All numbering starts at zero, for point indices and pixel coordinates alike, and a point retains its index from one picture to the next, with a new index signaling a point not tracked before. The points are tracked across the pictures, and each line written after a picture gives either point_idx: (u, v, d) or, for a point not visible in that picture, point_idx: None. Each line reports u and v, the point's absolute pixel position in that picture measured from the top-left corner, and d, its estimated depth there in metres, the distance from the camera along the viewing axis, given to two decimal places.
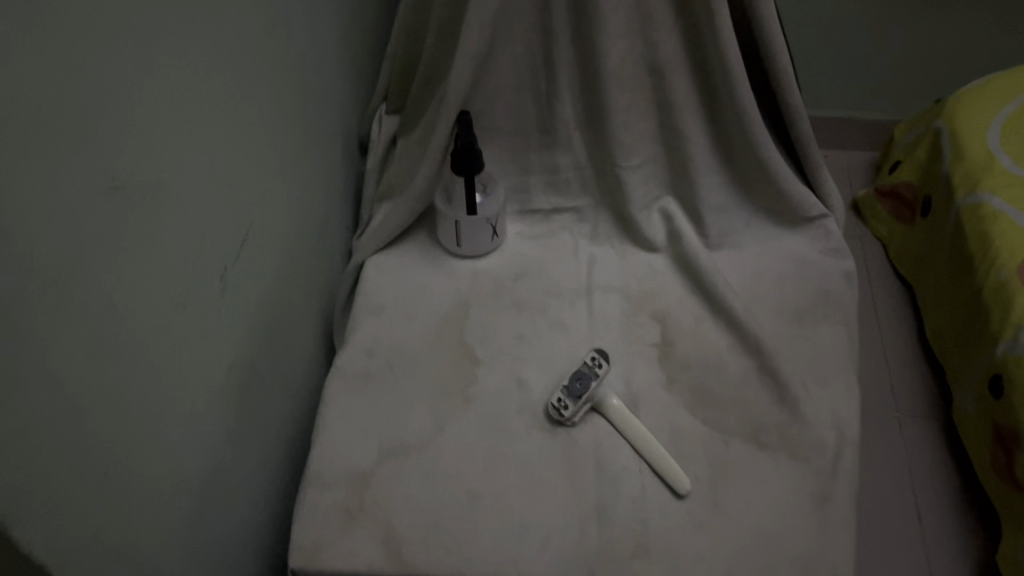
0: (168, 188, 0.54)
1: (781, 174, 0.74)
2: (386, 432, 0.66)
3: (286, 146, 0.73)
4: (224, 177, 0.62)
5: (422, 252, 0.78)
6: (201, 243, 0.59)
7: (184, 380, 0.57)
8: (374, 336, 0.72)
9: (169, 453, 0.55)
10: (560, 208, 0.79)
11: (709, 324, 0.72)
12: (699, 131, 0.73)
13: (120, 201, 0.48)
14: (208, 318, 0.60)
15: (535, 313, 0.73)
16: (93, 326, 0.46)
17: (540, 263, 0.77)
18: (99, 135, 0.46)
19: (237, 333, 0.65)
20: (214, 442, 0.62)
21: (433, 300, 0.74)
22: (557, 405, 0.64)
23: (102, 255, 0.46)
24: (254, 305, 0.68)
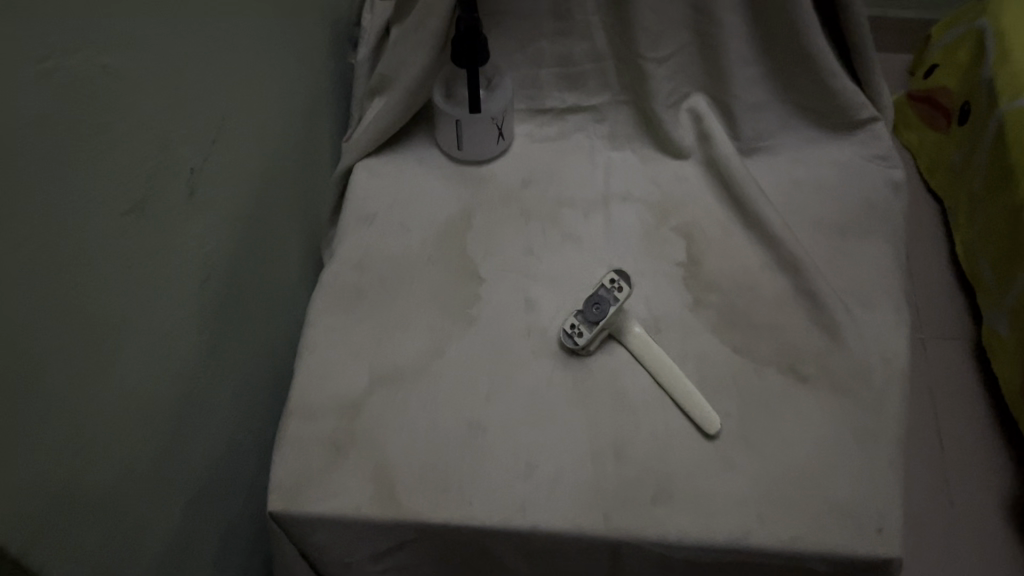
0: (117, 75, 0.45)
1: (830, 65, 0.64)
2: (378, 357, 0.59)
3: (264, 31, 0.64)
4: (185, 59, 0.52)
5: (420, 156, 0.70)
6: (164, 142, 0.50)
7: (138, 298, 0.49)
8: (364, 247, 0.64)
9: (119, 385, 0.48)
10: (574, 107, 0.70)
11: (743, 238, 0.64)
12: (739, 16, 0.63)
13: (55, 93, 0.40)
14: (173, 229, 0.53)
15: (546, 224, 0.65)
16: (21, 238, 0.38)
17: (551, 167, 0.68)
18: (22, 7, 0.37)
19: (207, 243, 0.57)
20: (180, 369, 0.54)
21: (432, 209, 0.66)
22: (569, 332, 0.57)
23: (30, 153, 0.39)
24: (228, 210, 0.60)
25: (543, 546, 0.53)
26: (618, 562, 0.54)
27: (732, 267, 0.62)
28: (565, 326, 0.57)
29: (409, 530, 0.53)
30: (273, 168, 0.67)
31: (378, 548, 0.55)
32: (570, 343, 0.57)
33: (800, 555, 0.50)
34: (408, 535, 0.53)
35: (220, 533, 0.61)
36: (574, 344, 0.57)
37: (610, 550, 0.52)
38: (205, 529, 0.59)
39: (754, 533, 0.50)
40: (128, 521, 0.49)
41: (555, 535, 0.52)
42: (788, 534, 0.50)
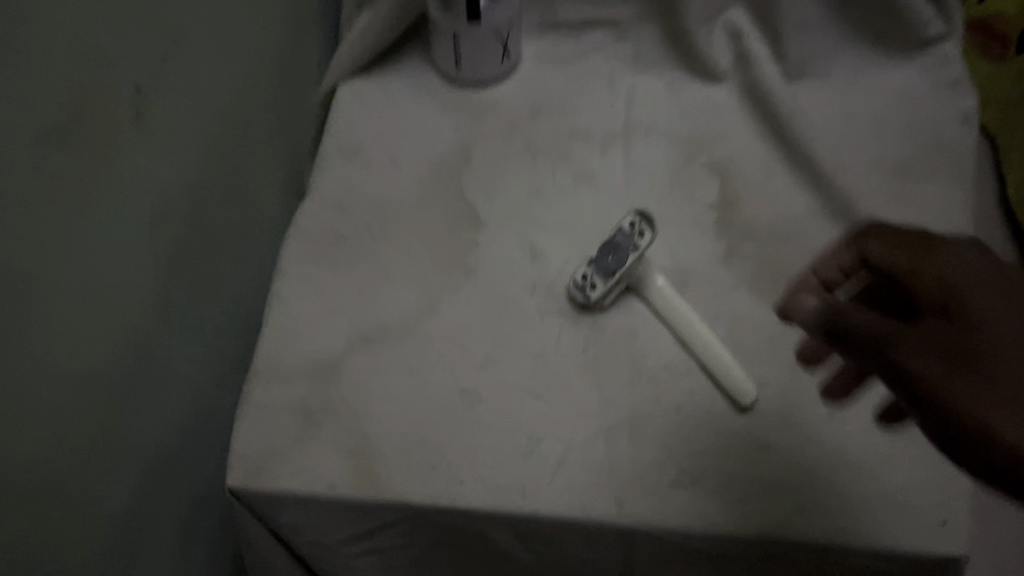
0: None
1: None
2: (360, 312, 0.51)
3: None
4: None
5: (412, 75, 0.61)
6: (100, 51, 0.42)
7: (65, 241, 0.41)
8: (346, 184, 0.56)
9: (46, 345, 0.40)
10: (593, 23, 0.60)
11: (785, 179, 0.55)
12: None
13: None
14: (116, 158, 0.44)
15: (556, 159, 0.56)
16: None
17: (565, 93, 0.59)
18: None
19: (159, 175, 0.48)
20: (129, 322, 0.46)
21: (425, 141, 0.58)
22: (581, 285, 0.50)
23: None
24: (189, 138, 0.51)
25: (546, 534, 0.45)
26: (632, 555, 0.46)
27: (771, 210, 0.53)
28: (576, 276, 0.50)
29: (390, 513, 0.45)
30: (244, 90, 0.58)
31: (357, 531, 0.48)
32: (580, 298, 0.49)
33: (848, 554, 0.42)
34: (390, 518, 0.46)
35: (182, 507, 0.54)
36: (585, 300, 0.49)
37: (623, 542, 0.45)
38: (164, 502, 0.52)
39: (795, 525, 0.43)
40: (60, 501, 0.42)
41: (559, 523, 0.44)
42: (832, 529, 0.42)
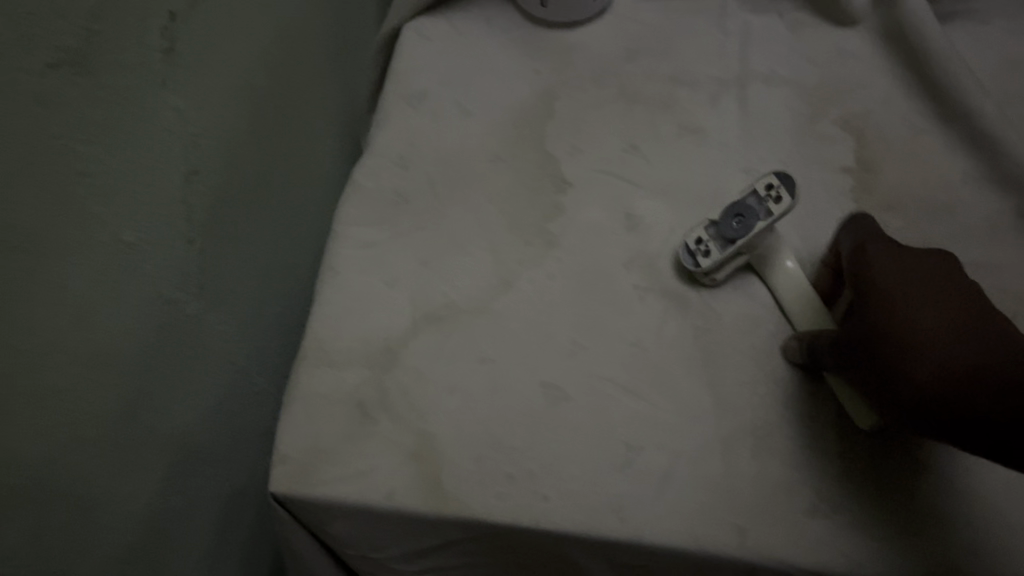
0: None
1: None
2: (423, 288, 0.43)
3: None
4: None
5: (488, 14, 0.52)
6: None
7: (78, 190, 0.33)
8: (411, 137, 0.48)
9: (48, 316, 0.33)
10: None
11: (936, 139, 0.45)
12: None
13: None
14: (139, 99, 0.37)
15: (656, 112, 0.48)
16: None
17: (665, 34, 0.50)
18: None
19: (193, 120, 0.41)
20: (155, 291, 0.39)
21: (501, 87, 0.50)
22: (693, 248, 0.41)
23: None
24: (229, 78, 0.44)
25: (645, 563, 0.37)
26: None
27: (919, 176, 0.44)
28: (688, 240, 0.41)
29: (458, 530, 0.38)
30: (294, 26, 0.50)
31: (417, 546, 0.40)
32: (688, 266, 0.41)
33: None
34: (456, 536, 0.39)
35: (217, 504, 0.47)
36: (693, 268, 0.41)
37: None
38: (195, 498, 0.45)
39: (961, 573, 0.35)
40: (67, 502, 0.35)
41: (664, 552, 0.36)
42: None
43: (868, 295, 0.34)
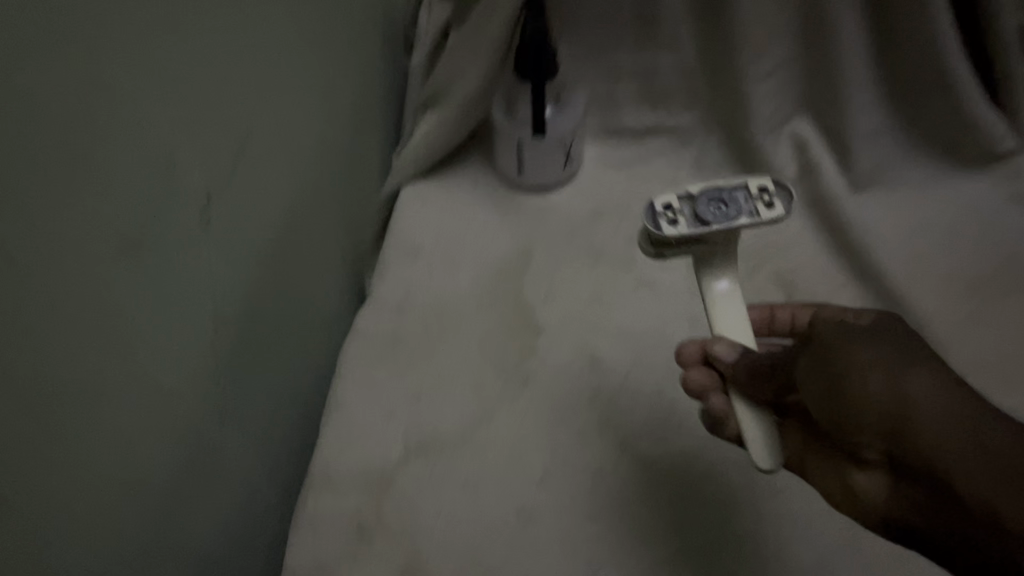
0: (165, 86, 0.38)
1: (966, 91, 0.54)
2: (417, 420, 0.50)
3: (307, 37, 0.56)
4: (228, 45, 0.44)
5: (475, 179, 0.62)
6: (204, 164, 0.43)
7: (153, 340, 0.40)
8: (408, 286, 0.56)
9: (121, 448, 0.39)
10: (655, 129, 0.61)
11: (854, 295, 0.54)
12: (857, 32, 0.54)
13: (87, 118, 0.32)
14: (201, 267, 0.44)
15: (618, 267, 0.57)
16: (39, 295, 0.31)
17: (625, 200, 0.60)
18: (54, 25, 0.30)
19: (231, 276, 0.49)
20: (194, 421, 0.46)
21: (487, 242, 0.58)
22: (661, 209, 0.43)
23: (57, 192, 0.31)
24: (257, 240, 0.52)
25: None
26: None
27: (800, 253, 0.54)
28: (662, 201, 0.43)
29: None
30: (310, 189, 0.59)
31: None
32: (649, 220, 0.43)
33: None
34: None
35: None
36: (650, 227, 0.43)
37: None
38: None
39: None
40: None
41: None
42: None
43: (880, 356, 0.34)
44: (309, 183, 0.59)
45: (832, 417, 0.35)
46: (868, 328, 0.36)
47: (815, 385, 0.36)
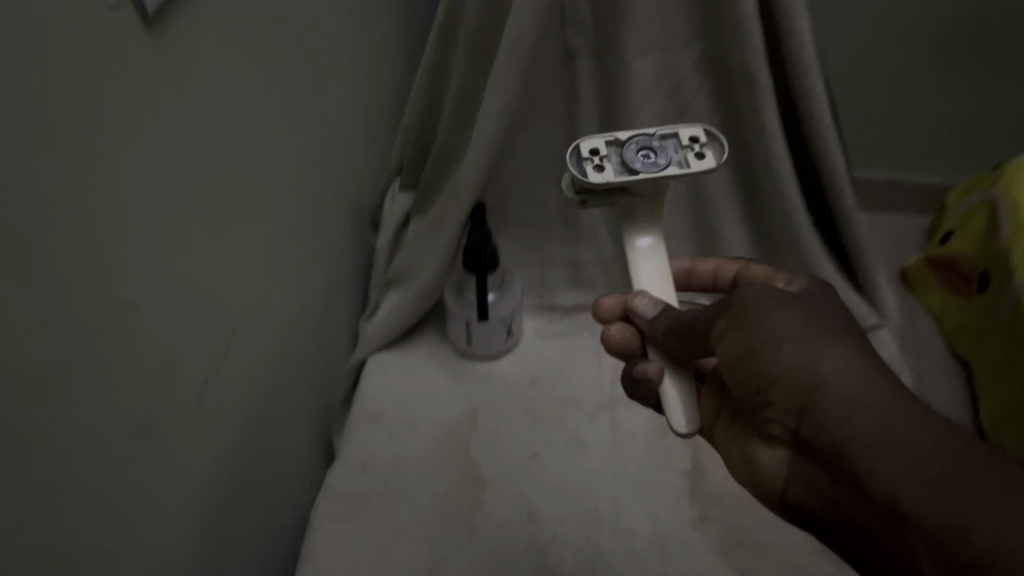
0: (183, 266, 0.53)
1: (832, 275, 0.74)
2: (377, 565, 0.59)
3: (306, 231, 0.72)
4: (238, 235, 0.61)
5: (431, 350, 0.74)
6: (203, 329, 0.56)
7: (157, 459, 0.52)
8: (370, 450, 0.66)
9: (151, 514, 0.52)
10: (583, 306, 0.78)
11: None
12: (742, 238, 0.76)
13: (125, 299, 0.48)
14: (198, 419, 0.56)
15: (553, 426, 0.69)
16: (69, 426, 0.43)
17: (559, 369, 0.74)
18: (121, 224, 0.47)
19: (227, 433, 0.60)
20: (208, 516, 0.59)
21: (439, 406, 0.70)
22: (588, 152, 0.56)
23: (89, 350, 0.45)
24: (257, 400, 0.65)
25: None
26: None
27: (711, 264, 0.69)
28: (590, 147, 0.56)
29: None
30: (296, 360, 0.72)
31: None
32: (574, 161, 0.56)
33: None
34: None
35: None
36: (582, 166, 0.55)
37: None
38: None
39: None
40: None
41: None
42: None
43: (801, 333, 0.48)
44: (311, 339, 0.75)
45: (737, 373, 0.51)
46: (786, 302, 0.51)
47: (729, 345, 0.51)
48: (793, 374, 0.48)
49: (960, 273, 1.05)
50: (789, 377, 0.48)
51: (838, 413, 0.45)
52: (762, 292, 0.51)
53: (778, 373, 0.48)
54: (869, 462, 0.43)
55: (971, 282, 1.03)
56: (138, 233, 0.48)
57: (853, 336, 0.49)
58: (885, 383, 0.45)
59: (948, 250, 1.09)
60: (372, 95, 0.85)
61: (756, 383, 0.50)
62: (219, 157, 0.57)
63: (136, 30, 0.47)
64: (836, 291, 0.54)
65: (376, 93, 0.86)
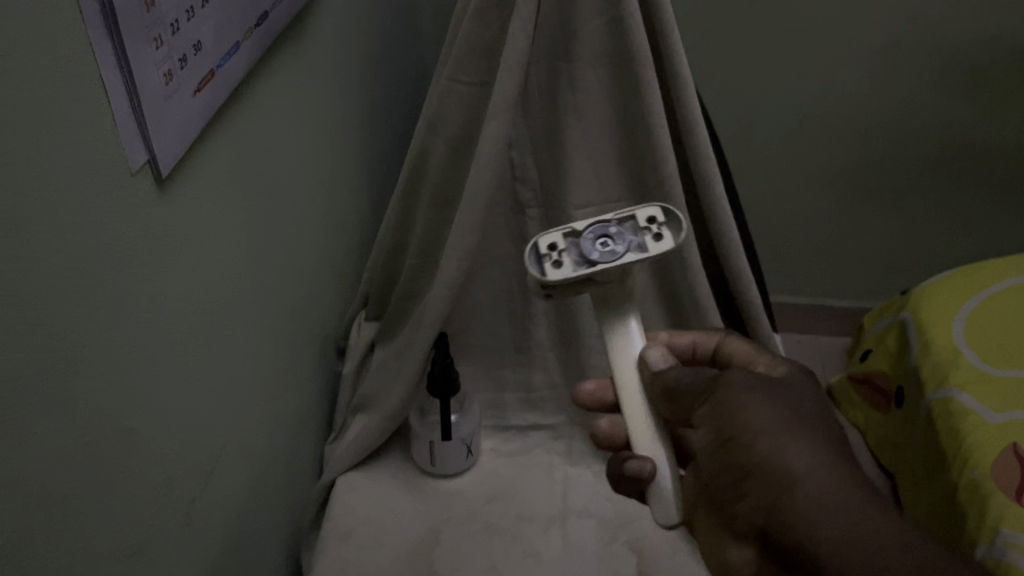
0: (180, 400, 0.60)
1: None
2: None
3: (282, 362, 0.80)
4: (227, 369, 0.67)
5: (396, 470, 0.82)
6: (193, 456, 0.62)
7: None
8: (339, 566, 0.72)
9: None
10: (536, 426, 0.86)
11: (688, 555, 0.75)
12: None
13: (130, 435, 0.54)
14: (183, 540, 0.62)
15: (509, 539, 0.75)
16: (73, 553, 0.48)
17: (515, 486, 0.81)
18: (131, 368, 0.53)
19: (205, 554, 0.65)
20: None
21: (403, 522, 0.76)
22: (546, 247, 0.64)
23: (97, 482, 0.50)
24: (233, 522, 0.70)
25: None
26: None
27: (688, 340, 0.70)
28: (546, 245, 0.64)
29: None
30: (269, 483, 0.77)
31: None
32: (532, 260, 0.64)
33: None
34: None
35: None
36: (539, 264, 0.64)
37: None
38: None
39: None
40: None
41: None
42: None
43: (778, 426, 0.54)
44: (285, 461, 0.81)
45: (720, 455, 0.56)
46: (768, 393, 0.56)
47: (712, 429, 0.57)
48: (766, 461, 0.53)
49: (878, 388, 1.15)
50: (761, 465, 0.53)
51: (807, 499, 0.50)
52: (745, 380, 0.57)
53: (753, 460, 0.54)
54: (826, 553, 0.48)
55: (889, 397, 1.13)
56: (145, 370, 0.55)
57: (828, 436, 0.54)
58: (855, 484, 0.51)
59: (868, 364, 1.20)
60: (341, 238, 0.94)
61: (733, 469, 0.55)
62: (215, 298, 0.65)
63: (153, 195, 0.55)
64: (818, 387, 0.59)
65: (344, 236, 0.95)
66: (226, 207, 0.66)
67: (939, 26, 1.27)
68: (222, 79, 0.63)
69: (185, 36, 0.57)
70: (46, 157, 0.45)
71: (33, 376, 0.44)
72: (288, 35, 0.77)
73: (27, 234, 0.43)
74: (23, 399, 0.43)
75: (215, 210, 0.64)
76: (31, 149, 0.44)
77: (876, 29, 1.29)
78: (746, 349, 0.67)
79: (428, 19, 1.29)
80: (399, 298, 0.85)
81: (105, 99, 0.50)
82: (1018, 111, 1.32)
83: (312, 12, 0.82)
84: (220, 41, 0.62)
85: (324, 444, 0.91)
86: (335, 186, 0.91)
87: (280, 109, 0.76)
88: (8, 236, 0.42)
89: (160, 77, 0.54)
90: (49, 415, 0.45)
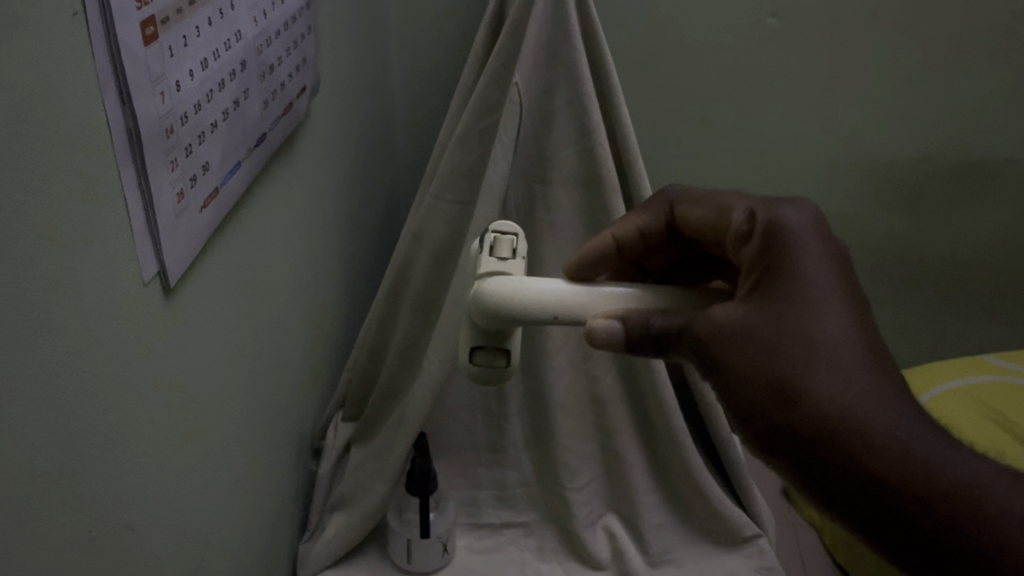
0: (175, 495, 0.63)
1: (718, 496, 0.87)
2: None
3: (265, 460, 0.82)
4: (217, 467, 0.71)
5: (373, 568, 0.85)
6: (184, 550, 0.65)
7: None
8: None
9: None
10: (509, 523, 0.91)
11: None
12: (641, 459, 0.89)
13: (130, 526, 0.57)
14: None
15: None
16: None
17: None
18: (135, 465, 0.57)
19: None
20: None
21: None
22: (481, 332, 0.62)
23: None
24: None
25: None
26: None
27: (636, 228, 0.68)
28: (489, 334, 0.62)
29: None
30: None
31: None
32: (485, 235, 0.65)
33: None
34: None
35: None
36: (483, 248, 0.62)
37: None
38: None
39: None
40: None
41: None
42: None
43: (774, 377, 0.47)
44: (262, 559, 0.82)
45: (723, 403, 0.51)
46: (750, 332, 0.49)
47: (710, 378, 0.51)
48: (778, 420, 0.47)
49: None
50: (779, 423, 0.47)
51: (843, 451, 0.45)
52: (727, 324, 0.50)
53: (767, 417, 0.48)
54: (870, 497, 0.45)
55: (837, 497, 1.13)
56: (146, 465, 0.58)
57: (830, 345, 0.46)
58: (889, 401, 0.45)
59: None
60: (322, 343, 0.99)
61: (738, 417, 0.50)
62: (210, 399, 0.68)
63: (163, 302, 0.60)
64: (805, 253, 0.50)
65: (325, 341, 1.00)
66: (223, 313, 0.70)
67: (874, 152, 1.39)
68: (225, 194, 0.68)
69: (196, 157, 0.62)
70: (75, 271, 0.49)
71: (52, 472, 0.48)
72: (283, 152, 0.83)
73: (56, 344, 0.48)
74: (42, 494, 0.47)
75: (214, 314, 0.69)
76: (65, 265, 0.48)
77: (817, 155, 1.40)
78: (698, 210, 0.63)
79: (401, 133, 1.37)
80: (377, 401, 0.90)
81: (126, 220, 0.54)
82: (946, 228, 1.44)
83: (303, 132, 0.89)
84: (225, 161, 0.67)
85: (297, 544, 0.92)
86: (317, 292, 0.96)
87: (272, 220, 0.81)
88: (39, 344, 0.46)
89: (173, 195, 0.59)
90: (63, 508, 0.49)
